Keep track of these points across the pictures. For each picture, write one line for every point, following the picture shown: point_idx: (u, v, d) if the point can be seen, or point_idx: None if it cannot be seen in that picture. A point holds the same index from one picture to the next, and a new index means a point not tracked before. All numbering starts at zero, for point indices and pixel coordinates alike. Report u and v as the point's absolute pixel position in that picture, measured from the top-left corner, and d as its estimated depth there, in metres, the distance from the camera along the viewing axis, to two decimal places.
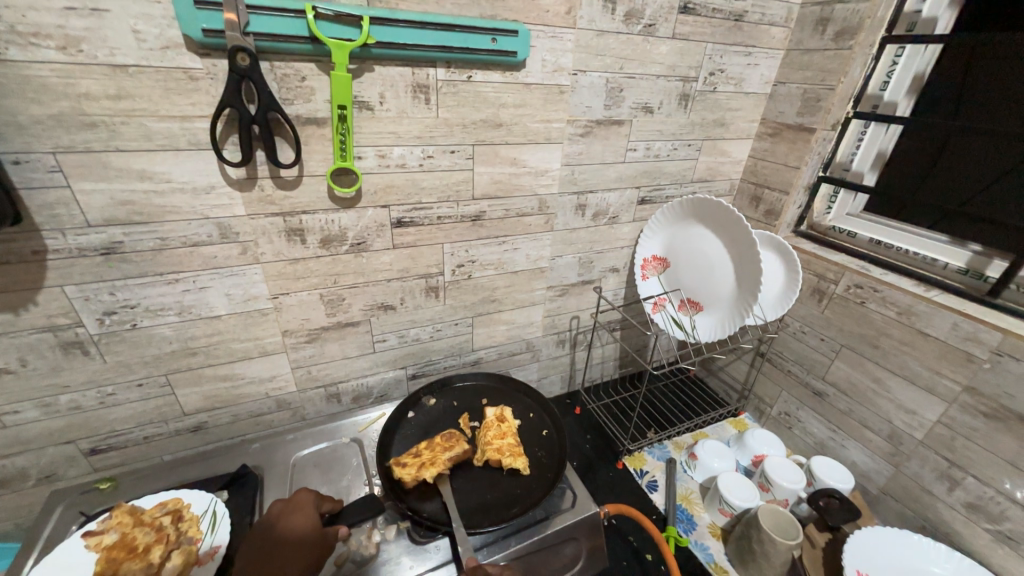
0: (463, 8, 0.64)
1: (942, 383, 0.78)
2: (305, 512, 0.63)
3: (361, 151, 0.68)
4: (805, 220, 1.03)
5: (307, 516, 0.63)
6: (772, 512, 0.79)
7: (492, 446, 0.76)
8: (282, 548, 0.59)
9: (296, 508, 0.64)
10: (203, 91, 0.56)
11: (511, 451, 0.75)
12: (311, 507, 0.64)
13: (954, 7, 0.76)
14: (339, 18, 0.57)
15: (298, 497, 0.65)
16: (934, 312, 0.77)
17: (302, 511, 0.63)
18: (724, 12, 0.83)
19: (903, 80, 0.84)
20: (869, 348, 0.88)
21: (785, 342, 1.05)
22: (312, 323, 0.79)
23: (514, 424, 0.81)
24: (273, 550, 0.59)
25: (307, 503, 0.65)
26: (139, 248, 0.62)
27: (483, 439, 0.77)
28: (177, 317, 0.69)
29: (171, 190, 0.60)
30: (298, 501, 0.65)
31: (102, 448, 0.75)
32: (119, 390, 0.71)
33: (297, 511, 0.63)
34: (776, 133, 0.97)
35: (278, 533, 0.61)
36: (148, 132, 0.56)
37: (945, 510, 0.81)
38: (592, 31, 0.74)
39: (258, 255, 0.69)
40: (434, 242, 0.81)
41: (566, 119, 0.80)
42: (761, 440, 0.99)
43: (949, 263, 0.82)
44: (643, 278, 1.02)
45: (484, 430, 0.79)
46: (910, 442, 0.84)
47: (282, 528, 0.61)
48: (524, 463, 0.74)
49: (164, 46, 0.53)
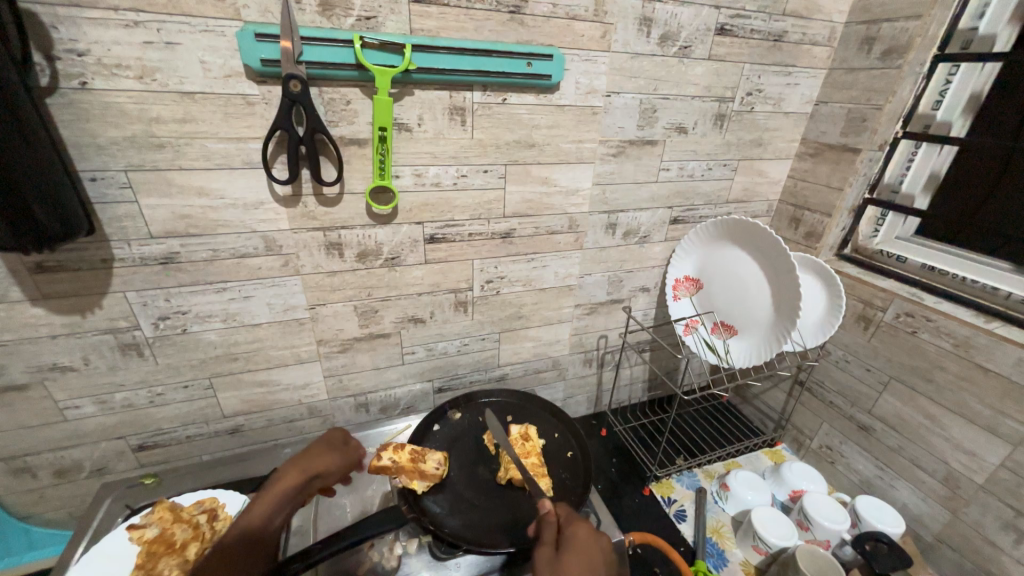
0: (500, 33, 0.67)
1: (1006, 424, 0.72)
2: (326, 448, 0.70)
3: (399, 170, 0.71)
4: (849, 243, 0.98)
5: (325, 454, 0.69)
6: (812, 554, 0.74)
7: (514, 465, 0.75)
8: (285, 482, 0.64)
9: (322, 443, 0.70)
10: (257, 115, 0.61)
11: (535, 471, 0.75)
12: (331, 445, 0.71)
13: (1015, 24, 0.73)
14: (384, 47, 0.60)
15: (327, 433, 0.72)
16: (997, 345, 0.72)
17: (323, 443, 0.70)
18: (763, 32, 0.82)
19: (958, 100, 0.80)
20: (921, 381, 0.82)
21: (827, 370, 1.00)
22: (345, 333, 0.82)
23: (538, 443, 0.80)
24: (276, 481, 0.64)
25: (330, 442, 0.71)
26: (193, 258, 0.67)
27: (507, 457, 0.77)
28: (223, 324, 0.73)
29: (224, 206, 0.65)
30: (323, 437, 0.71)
31: (148, 444, 0.80)
32: (168, 390, 0.76)
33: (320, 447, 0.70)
34: (817, 153, 0.95)
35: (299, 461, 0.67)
36: (207, 152, 0.61)
37: (1010, 564, 0.73)
38: (626, 54, 0.75)
39: (299, 267, 0.73)
40: (465, 258, 0.83)
41: (598, 139, 0.81)
42: (800, 474, 0.93)
43: (1013, 292, 0.75)
44: (674, 298, 1.00)
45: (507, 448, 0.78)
46: (969, 486, 0.78)
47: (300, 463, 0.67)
48: (547, 484, 0.74)
49: (226, 75, 0.58)
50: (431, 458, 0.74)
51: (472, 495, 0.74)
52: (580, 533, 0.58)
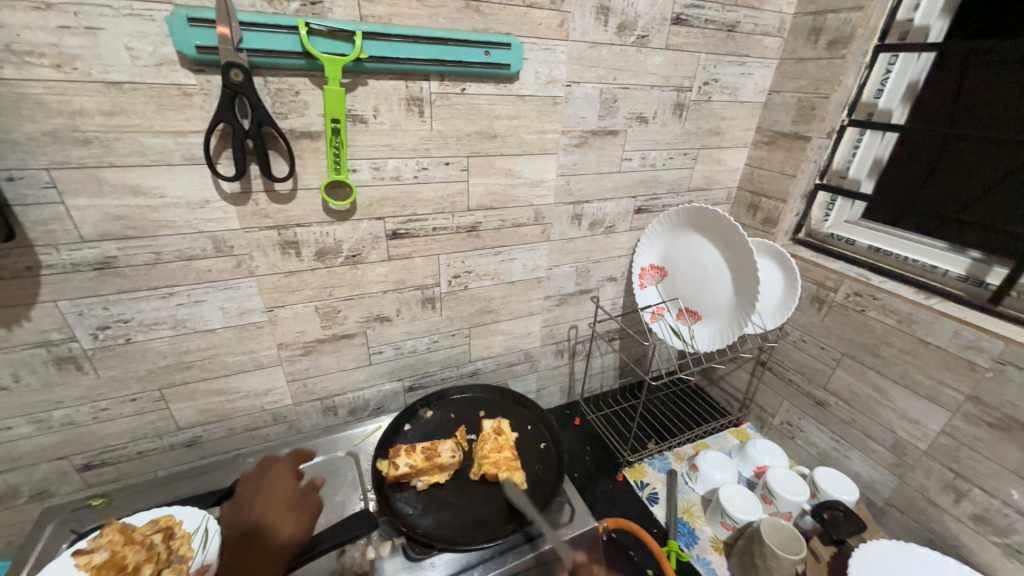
0: (456, 21, 0.65)
1: (945, 392, 0.77)
2: (283, 478, 0.78)
3: (356, 164, 0.68)
4: (803, 228, 1.02)
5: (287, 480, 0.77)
6: (775, 526, 0.77)
7: (488, 459, 0.74)
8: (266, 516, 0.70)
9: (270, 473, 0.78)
10: (196, 107, 0.57)
11: (508, 464, 0.74)
12: (286, 470, 0.79)
13: (946, 15, 0.77)
14: (332, 34, 0.57)
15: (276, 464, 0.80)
16: (935, 320, 0.76)
17: (276, 475, 0.78)
18: (717, 22, 0.84)
19: (896, 88, 0.84)
20: (870, 356, 0.87)
21: (786, 350, 1.04)
22: (307, 335, 0.79)
23: (511, 437, 0.79)
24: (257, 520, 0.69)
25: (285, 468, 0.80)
26: (133, 263, 0.62)
27: (480, 453, 0.76)
28: (171, 331, 0.69)
29: (165, 205, 0.60)
30: (272, 468, 0.79)
31: (95, 463, 0.74)
32: (113, 405, 0.71)
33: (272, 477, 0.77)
34: (771, 141, 0.98)
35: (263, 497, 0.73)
36: (142, 148, 0.56)
37: (951, 522, 0.79)
38: (585, 43, 0.75)
39: (253, 268, 0.69)
40: (430, 253, 0.81)
41: (560, 130, 0.80)
42: (764, 451, 0.97)
43: (949, 269, 0.81)
44: (641, 287, 1.01)
45: (480, 444, 0.77)
46: (914, 452, 0.83)
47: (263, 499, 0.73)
48: (522, 476, 0.73)
49: (158, 64, 0.53)
50: (444, 449, 0.74)
51: (446, 493, 0.73)
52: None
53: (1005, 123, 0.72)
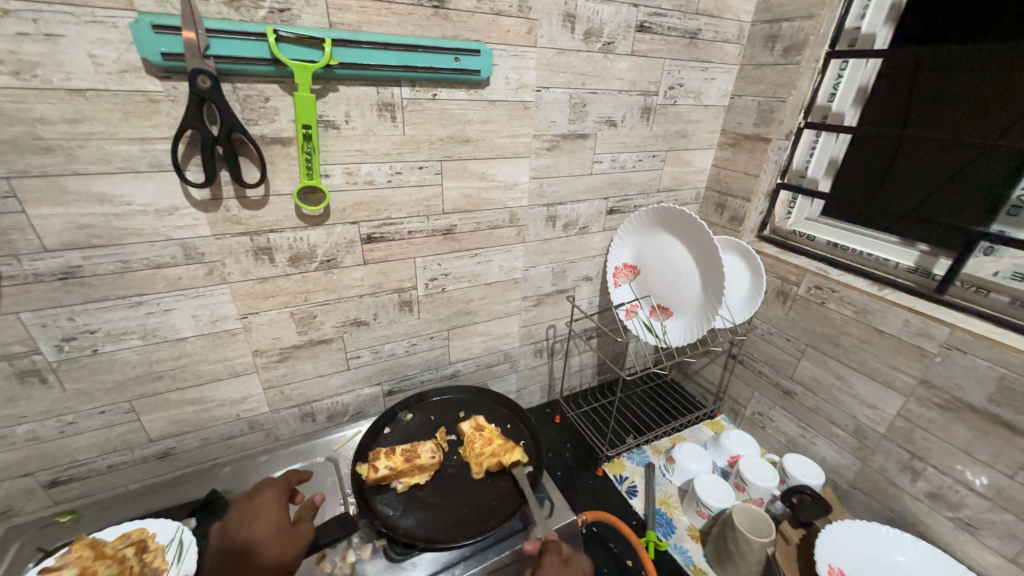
0: (425, 29, 0.66)
1: (899, 378, 0.81)
2: (273, 499, 0.64)
3: (329, 169, 0.68)
4: (767, 225, 1.07)
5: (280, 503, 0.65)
6: (745, 511, 0.81)
7: (485, 453, 0.76)
8: (254, 551, 0.58)
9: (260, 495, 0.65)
10: (163, 113, 0.57)
11: (504, 449, 0.77)
12: (278, 492, 0.66)
13: (890, 24, 0.82)
14: (301, 41, 0.58)
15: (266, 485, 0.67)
16: (888, 310, 0.81)
17: (267, 497, 0.65)
18: (679, 30, 0.87)
19: (848, 93, 0.89)
20: (831, 346, 0.92)
21: (755, 344, 1.08)
22: (283, 342, 0.78)
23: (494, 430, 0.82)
24: (242, 555, 0.57)
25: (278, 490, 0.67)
26: (99, 271, 0.61)
27: (473, 452, 0.77)
28: (140, 341, 0.68)
29: (132, 213, 0.60)
30: (264, 491, 0.66)
31: (62, 480, 0.72)
32: (80, 418, 0.69)
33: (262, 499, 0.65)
34: (735, 143, 1.02)
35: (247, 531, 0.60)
36: (107, 155, 0.56)
37: (910, 500, 0.84)
38: (553, 50, 0.77)
39: (225, 275, 0.69)
40: (406, 256, 0.81)
41: (531, 134, 0.82)
42: (736, 440, 1.01)
43: (900, 263, 0.86)
44: (616, 285, 1.04)
45: (469, 444, 0.78)
46: (874, 436, 0.88)
47: (247, 531, 0.60)
48: (521, 452, 0.77)
49: (123, 70, 0.53)
50: (423, 451, 0.76)
51: (427, 494, 0.73)
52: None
53: (954, 124, 0.77)
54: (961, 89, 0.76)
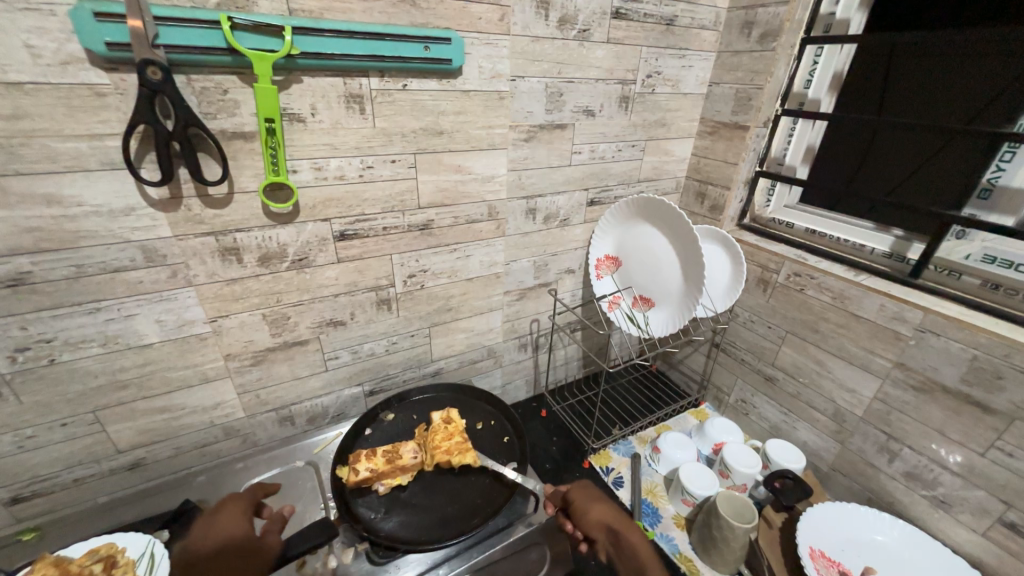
0: (392, 16, 0.63)
1: (876, 361, 0.83)
2: (233, 517, 0.66)
3: (296, 164, 0.66)
4: (747, 213, 1.07)
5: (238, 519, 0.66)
6: (730, 498, 0.81)
7: (440, 448, 0.74)
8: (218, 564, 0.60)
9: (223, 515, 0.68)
10: (112, 108, 0.53)
11: (459, 449, 0.74)
12: (241, 507, 0.68)
13: (864, 9, 0.82)
14: (259, 28, 0.55)
15: (228, 506, 0.68)
16: (864, 295, 0.82)
17: (229, 512, 0.67)
18: (655, 16, 0.86)
19: (823, 79, 0.89)
20: (810, 332, 0.93)
21: (737, 331, 1.09)
22: (256, 345, 0.76)
23: (462, 423, 0.79)
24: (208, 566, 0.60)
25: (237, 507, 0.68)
26: (51, 277, 0.58)
27: (431, 444, 0.75)
28: (101, 349, 0.64)
29: (84, 214, 0.56)
30: (226, 507, 0.68)
31: (24, 496, 0.69)
32: (40, 432, 0.66)
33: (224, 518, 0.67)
34: (714, 131, 1.02)
35: (210, 545, 0.63)
36: (52, 153, 0.52)
37: (886, 480, 0.85)
38: (527, 37, 0.75)
39: (190, 277, 0.66)
40: (382, 253, 0.79)
41: (508, 125, 0.80)
42: (720, 428, 1.01)
43: (875, 248, 0.87)
44: (598, 277, 1.04)
45: (430, 435, 0.77)
46: (852, 418, 0.89)
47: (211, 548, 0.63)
48: (474, 456, 0.74)
49: (64, 62, 0.50)
50: (405, 451, 0.74)
51: (410, 495, 0.72)
52: (605, 514, 0.69)
53: (929, 108, 0.78)
54: (936, 72, 0.76)
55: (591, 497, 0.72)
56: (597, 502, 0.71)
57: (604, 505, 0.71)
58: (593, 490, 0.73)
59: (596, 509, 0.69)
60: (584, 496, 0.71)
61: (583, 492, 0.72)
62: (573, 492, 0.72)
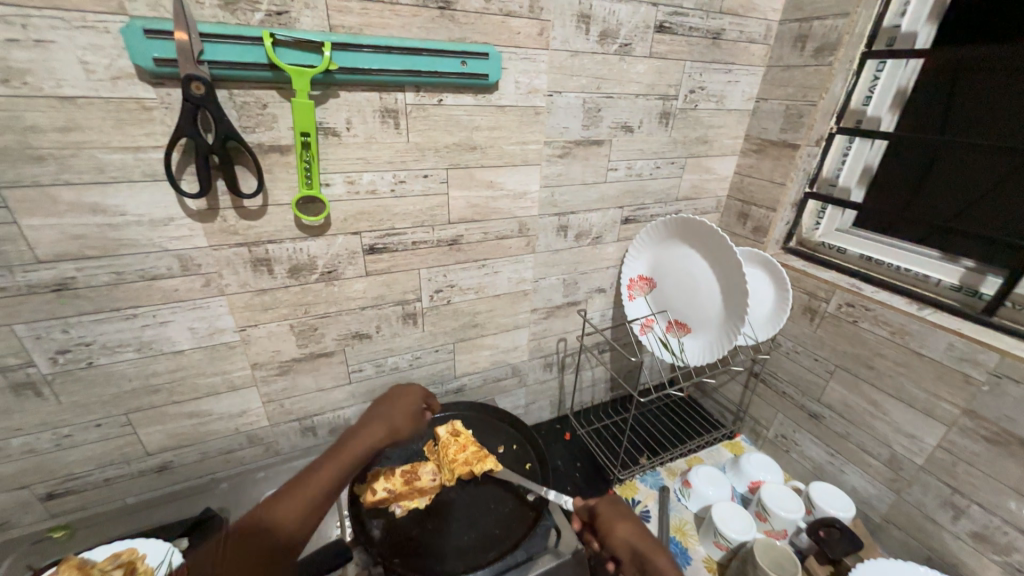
0: (430, 31, 0.63)
1: (941, 406, 0.75)
2: (366, 431, 0.68)
3: (329, 178, 0.66)
4: (794, 236, 1.00)
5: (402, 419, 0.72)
6: (768, 547, 0.74)
7: (456, 461, 0.74)
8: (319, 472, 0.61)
9: (390, 404, 0.74)
10: (157, 121, 0.54)
11: (477, 457, 0.75)
12: (380, 426, 0.70)
13: (933, 23, 0.76)
14: (301, 45, 0.55)
15: (373, 422, 0.70)
16: (928, 332, 0.74)
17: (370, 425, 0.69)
18: (701, 30, 0.82)
19: (885, 95, 0.83)
20: (863, 368, 0.85)
21: (778, 362, 1.02)
22: (283, 355, 0.76)
23: (469, 433, 0.79)
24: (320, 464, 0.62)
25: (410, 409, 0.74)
26: (93, 283, 0.59)
27: (446, 460, 0.75)
28: (136, 354, 0.66)
29: (126, 223, 0.58)
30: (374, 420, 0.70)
31: (58, 492, 0.71)
32: (76, 431, 0.67)
33: (390, 409, 0.73)
34: (760, 149, 0.96)
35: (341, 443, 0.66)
36: (100, 164, 0.54)
37: (951, 539, 0.76)
38: (566, 52, 0.73)
39: (223, 286, 0.67)
40: (410, 268, 0.78)
41: (542, 141, 0.78)
42: (757, 465, 0.95)
43: (942, 279, 0.79)
44: (630, 298, 0.99)
45: (442, 451, 0.76)
46: (910, 467, 0.81)
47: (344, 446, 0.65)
48: (493, 460, 0.75)
49: (115, 77, 0.51)
50: (424, 472, 0.74)
51: (426, 520, 0.70)
52: (633, 534, 0.60)
53: (1001, 129, 0.70)
54: (1011, 90, 0.69)
55: (618, 513, 0.62)
56: (626, 520, 0.61)
57: (635, 523, 0.61)
58: (625, 506, 0.64)
59: (621, 526, 0.60)
60: (609, 511, 0.63)
61: (610, 506, 0.63)
62: (599, 505, 0.64)
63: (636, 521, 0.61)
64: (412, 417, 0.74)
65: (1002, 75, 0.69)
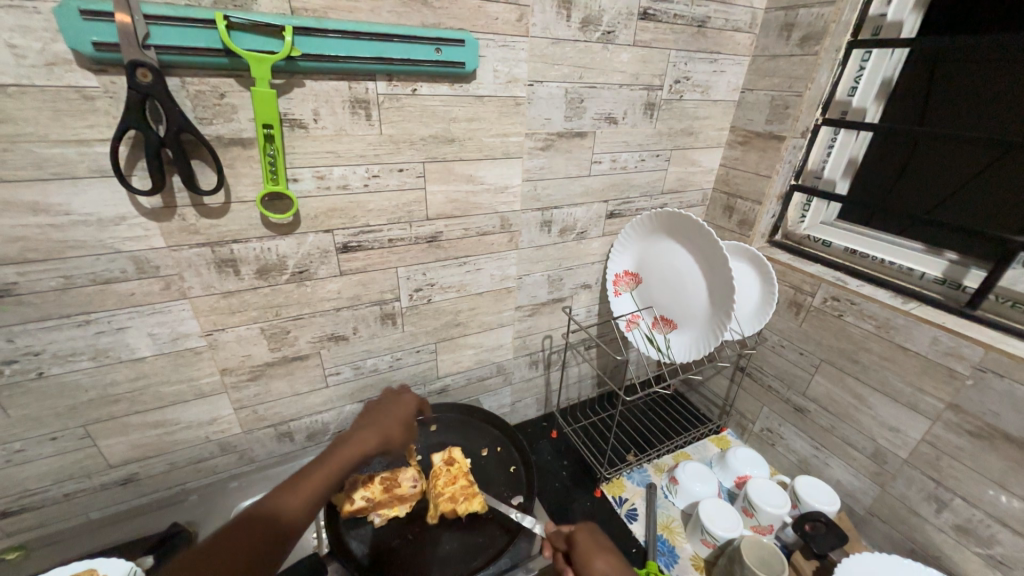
0: (401, 16, 0.59)
1: (925, 401, 0.75)
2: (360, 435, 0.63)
3: (297, 173, 0.62)
4: (779, 230, 0.99)
5: (395, 428, 0.67)
6: (756, 545, 0.74)
7: (444, 495, 0.68)
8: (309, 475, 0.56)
9: (385, 412, 0.69)
10: (101, 112, 0.50)
11: (466, 495, 0.68)
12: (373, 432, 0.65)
13: (920, 11, 0.74)
14: (259, 28, 0.51)
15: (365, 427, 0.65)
16: (913, 326, 0.74)
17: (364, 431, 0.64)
18: (686, 18, 0.80)
19: (871, 85, 0.81)
20: (848, 362, 0.85)
21: (764, 356, 1.01)
22: (254, 359, 0.72)
23: (465, 465, 0.74)
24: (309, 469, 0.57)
25: (405, 416, 0.69)
26: (38, 288, 0.55)
27: (434, 490, 0.69)
28: (91, 362, 0.62)
29: (73, 224, 0.53)
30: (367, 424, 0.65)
31: (13, 510, 0.67)
32: (29, 446, 0.63)
33: (385, 417, 0.68)
34: (745, 141, 0.94)
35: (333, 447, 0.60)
36: (38, 160, 0.49)
37: (933, 532, 0.77)
38: (546, 39, 0.70)
39: (185, 289, 0.63)
40: (387, 267, 0.75)
41: (523, 133, 0.75)
42: (744, 461, 0.94)
43: (926, 272, 0.79)
44: (616, 294, 0.97)
45: (433, 480, 0.71)
46: (895, 461, 0.81)
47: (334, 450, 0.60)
48: (481, 502, 0.68)
49: (50, 63, 0.46)
50: (404, 479, 0.71)
51: (407, 529, 0.67)
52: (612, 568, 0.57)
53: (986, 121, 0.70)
54: (1000, 81, 0.68)
55: (597, 543, 0.60)
56: (605, 552, 0.59)
57: (613, 556, 0.59)
58: (602, 538, 0.62)
59: (599, 558, 0.58)
60: (588, 541, 0.60)
61: (588, 536, 0.61)
62: (577, 534, 0.62)
63: (614, 553, 0.59)
64: (406, 423, 0.69)
65: (989, 66, 0.69)
